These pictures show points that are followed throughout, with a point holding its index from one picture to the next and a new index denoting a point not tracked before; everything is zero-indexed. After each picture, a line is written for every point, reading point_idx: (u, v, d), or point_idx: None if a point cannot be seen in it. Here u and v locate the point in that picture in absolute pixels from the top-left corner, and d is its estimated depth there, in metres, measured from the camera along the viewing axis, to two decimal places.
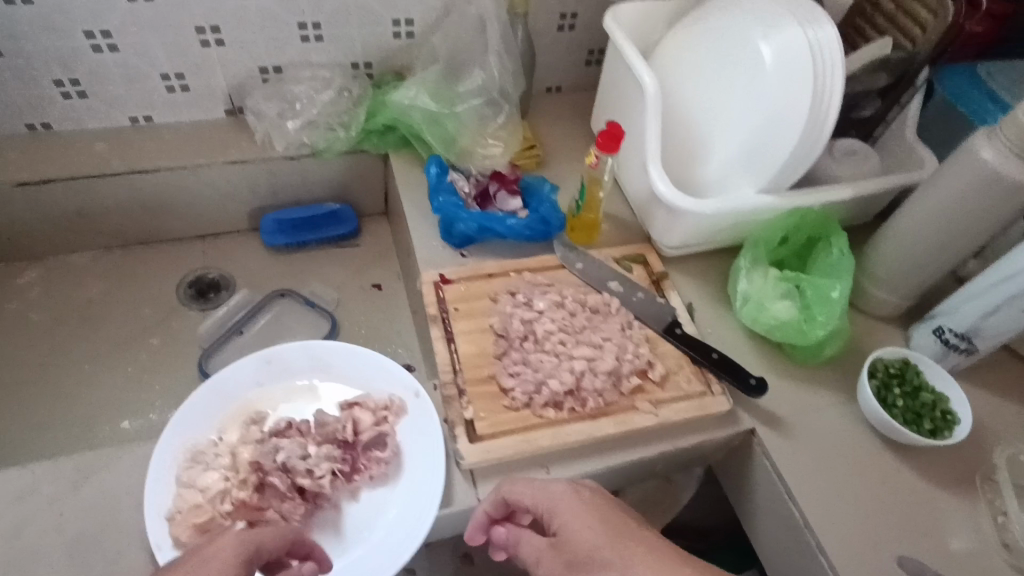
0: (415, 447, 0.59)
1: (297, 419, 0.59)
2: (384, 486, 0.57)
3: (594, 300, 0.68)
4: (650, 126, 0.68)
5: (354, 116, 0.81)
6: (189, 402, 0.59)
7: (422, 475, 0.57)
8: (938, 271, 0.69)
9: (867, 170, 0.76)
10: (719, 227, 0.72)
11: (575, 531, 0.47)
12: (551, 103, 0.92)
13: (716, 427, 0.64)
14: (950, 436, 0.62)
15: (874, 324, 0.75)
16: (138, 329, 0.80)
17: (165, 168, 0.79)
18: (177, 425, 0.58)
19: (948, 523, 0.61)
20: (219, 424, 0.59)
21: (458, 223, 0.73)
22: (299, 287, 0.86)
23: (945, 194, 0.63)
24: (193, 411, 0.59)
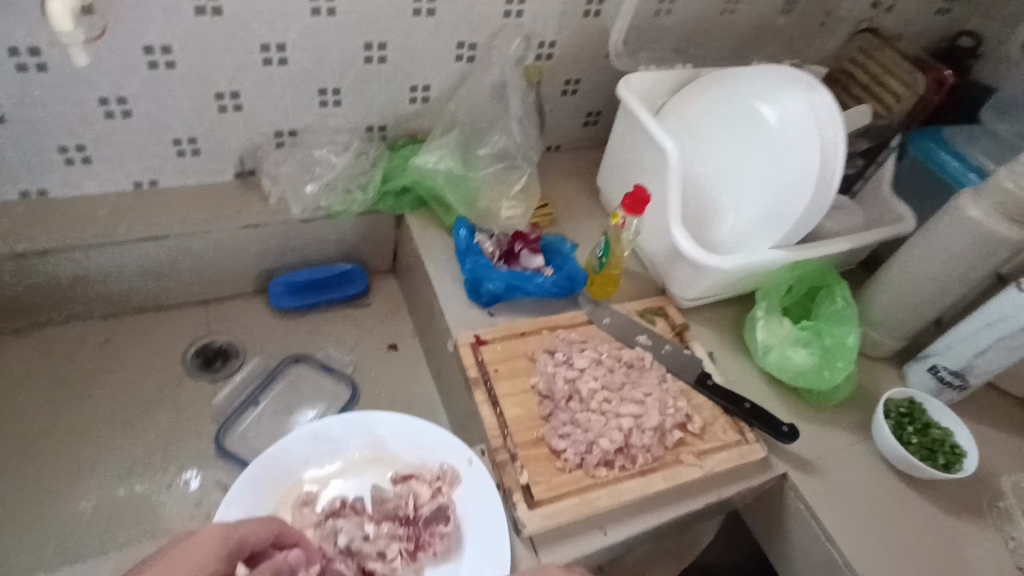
0: (475, 518, 0.58)
1: (351, 496, 0.60)
2: (447, 563, 0.56)
3: (629, 354, 0.70)
4: (673, 189, 0.72)
5: (371, 178, 0.82)
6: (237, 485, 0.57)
7: (484, 549, 0.56)
8: (930, 315, 0.75)
9: (856, 223, 0.82)
10: (735, 281, 0.76)
11: None
12: (556, 161, 0.95)
13: (755, 474, 0.67)
14: (961, 469, 0.67)
15: (873, 365, 0.81)
16: (144, 403, 0.76)
17: (175, 234, 0.76)
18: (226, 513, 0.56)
19: (969, 552, 0.65)
20: (271, 507, 0.58)
21: (487, 282, 0.74)
22: (313, 351, 0.84)
23: (937, 248, 0.70)
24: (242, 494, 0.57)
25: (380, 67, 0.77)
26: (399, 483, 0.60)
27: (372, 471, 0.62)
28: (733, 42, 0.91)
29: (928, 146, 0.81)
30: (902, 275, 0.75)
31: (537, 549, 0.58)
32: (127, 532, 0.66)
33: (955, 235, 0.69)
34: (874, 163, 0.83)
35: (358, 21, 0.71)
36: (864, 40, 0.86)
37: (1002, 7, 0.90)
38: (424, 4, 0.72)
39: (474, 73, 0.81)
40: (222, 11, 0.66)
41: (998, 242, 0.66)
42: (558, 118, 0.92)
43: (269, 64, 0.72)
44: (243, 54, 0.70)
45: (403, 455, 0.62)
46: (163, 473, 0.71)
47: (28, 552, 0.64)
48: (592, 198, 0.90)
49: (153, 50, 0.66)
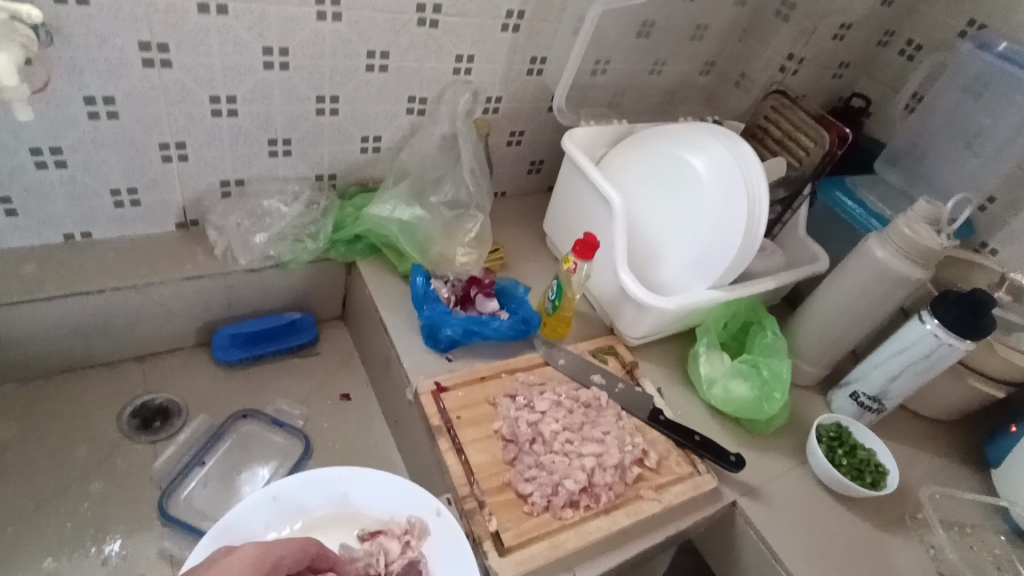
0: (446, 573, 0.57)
1: None
2: None
3: (586, 395, 0.73)
4: (619, 235, 0.76)
5: (321, 227, 0.82)
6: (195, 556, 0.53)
7: None
8: (848, 344, 0.83)
9: (780, 263, 0.90)
10: (677, 320, 0.80)
11: None
12: (502, 207, 0.98)
13: (708, 504, 0.70)
14: (885, 486, 0.74)
15: (802, 392, 0.88)
16: (72, 472, 0.70)
17: (111, 289, 0.72)
18: None
19: (900, 562, 0.70)
20: None
21: (446, 328, 0.75)
22: (261, 405, 0.80)
23: (853, 285, 0.78)
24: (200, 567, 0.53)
25: (331, 119, 0.77)
26: (367, 540, 0.59)
27: (337, 531, 0.60)
28: (660, 99, 1.00)
29: (835, 193, 0.92)
30: (823, 310, 0.82)
31: None
32: None
33: (865, 273, 0.77)
34: (791, 209, 0.91)
35: (311, 75, 0.72)
36: (776, 100, 0.95)
37: (883, 74, 1.04)
38: (377, 61, 0.74)
39: (425, 125, 0.83)
40: (171, 64, 0.65)
41: (902, 279, 0.75)
42: (504, 166, 0.96)
43: (219, 116, 0.71)
44: (192, 106, 0.69)
45: (369, 511, 0.61)
46: (97, 549, 0.65)
47: None
48: (539, 243, 0.94)
49: (95, 101, 0.64)
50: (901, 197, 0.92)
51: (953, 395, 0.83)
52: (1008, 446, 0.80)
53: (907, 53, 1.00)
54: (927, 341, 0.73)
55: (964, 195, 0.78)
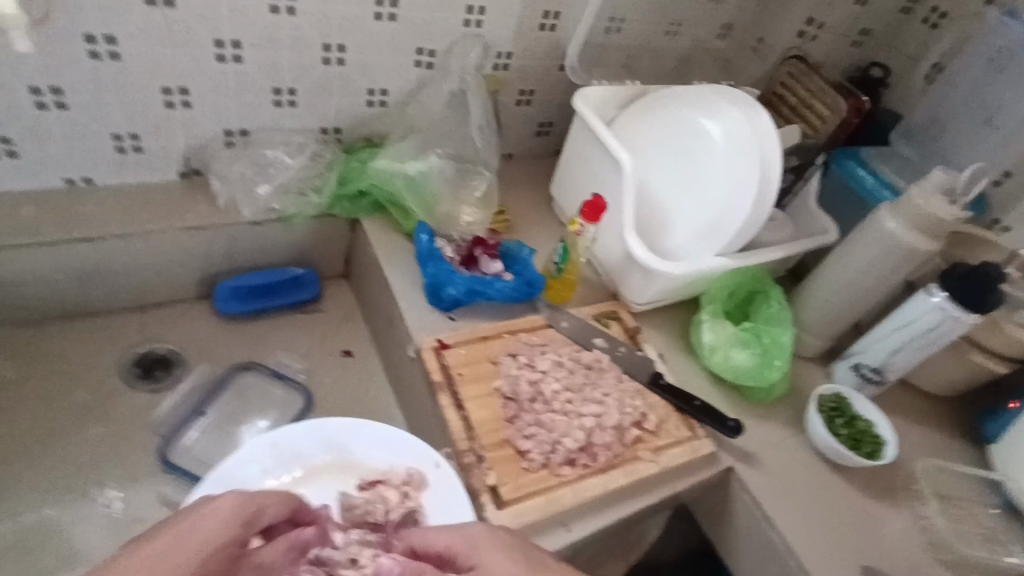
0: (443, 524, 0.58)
1: (317, 505, 0.59)
2: None
3: (587, 357, 0.73)
4: (628, 198, 0.75)
5: (326, 181, 0.81)
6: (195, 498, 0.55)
7: None
8: (853, 317, 0.83)
9: (789, 233, 0.88)
10: (682, 287, 0.79)
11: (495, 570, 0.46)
12: (510, 170, 0.97)
13: (704, 468, 0.71)
14: (882, 457, 0.74)
15: (804, 364, 0.88)
16: (74, 416, 0.71)
17: (113, 236, 0.72)
18: None
19: (891, 531, 0.71)
20: None
21: (449, 287, 0.74)
22: (263, 358, 0.81)
23: (861, 256, 0.78)
24: None
25: (338, 70, 0.76)
26: (366, 489, 0.60)
27: (336, 479, 0.61)
28: (675, 62, 0.97)
29: (849, 163, 0.90)
30: (829, 281, 0.82)
31: None
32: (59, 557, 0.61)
33: (874, 245, 0.76)
34: (802, 178, 0.90)
35: (318, 22, 0.70)
36: (793, 66, 0.93)
37: (906, 44, 1.01)
38: (386, 9, 0.72)
39: (433, 80, 0.82)
40: (174, 4, 0.63)
41: (911, 251, 0.74)
42: (512, 127, 0.94)
43: (223, 61, 0.69)
44: (196, 49, 0.67)
45: (368, 461, 0.62)
46: (98, 491, 0.66)
47: None
48: (546, 206, 0.93)
49: (96, 38, 0.63)
50: (915, 170, 0.90)
51: (955, 371, 0.83)
52: (1007, 423, 0.80)
53: (931, 22, 0.97)
54: (932, 314, 0.73)
55: (982, 167, 0.77)
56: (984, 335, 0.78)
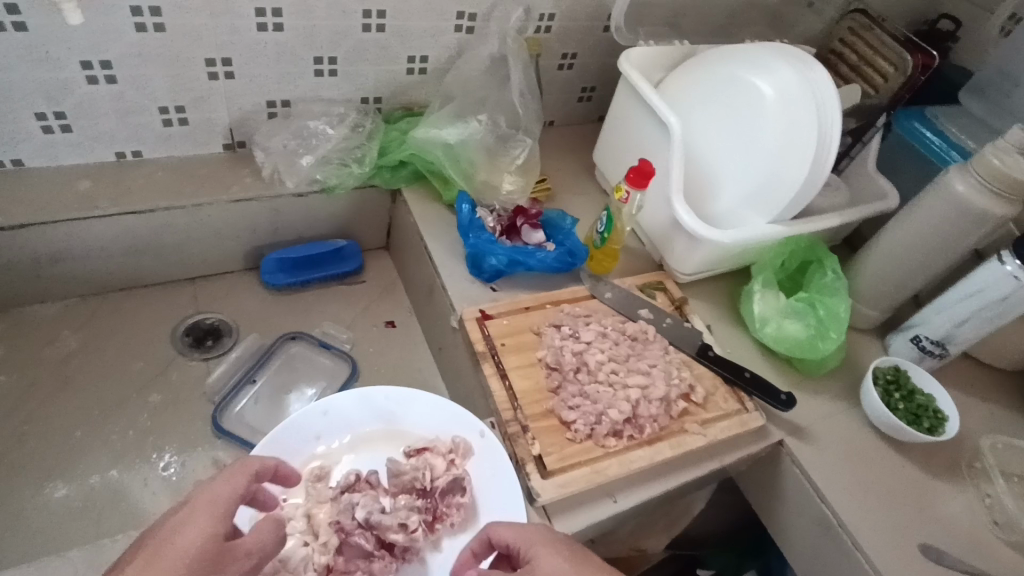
0: (491, 491, 0.59)
1: (365, 471, 0.60)
2: (464, 533, 0.58)
3: (633, 328, 0.72)
4: (676, 163, 0.72)
5: (367, 151, 0.81)
6: None
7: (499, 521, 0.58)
8: (914, 287, 0.79)
9: (844, 199, 0.84)
10: (730, 255, 0.77)
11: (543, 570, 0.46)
12: (550, 138, 0.95)
13: (754, 441, 0.69)
14: (944, 432, 0.71)
15: (858, 336, 0.84)
16: (133, 383, 0.73)
17: (163, 208, 0.73)
18: None
19: (951, 510, 0.68)
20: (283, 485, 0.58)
21: (490, 257, 0.74)
22: (309, 328, 0.82)
23: (926, 222, 0.73)
24: None
25: (377, 37, 0.75)
26: (413, 456, 0.60)
27: (384, 445, 0.62)
28: (723, 20, 0.93)
29: (913, 123, 0.85)
30: (888, 250, 0.78)
31: (551, 518, 0.59)
32: (124, 517, 0.64)
33: (940, 210, 0.72)
34: (861, 141, 0.84)
35: None
36: (855, 21, 0.88)
37: None
38: None
39: (473, 45, 0.80)
40: None
41: (984, 215, 0.69)
42: (553, 93, 0.92)
43: (264, 30, 0.69)
44: (238, 19, 0.67)
45: (414, 430, 0.63)
46: (157, 456, 0.69)
47: (16, 540, 0.61)
48: (588, 174, 0.91)
49: (141, 11, 0.63)
50: (986, 129, 0.84)
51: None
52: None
53: None
54: (1005, 283, 0.68)
55: None
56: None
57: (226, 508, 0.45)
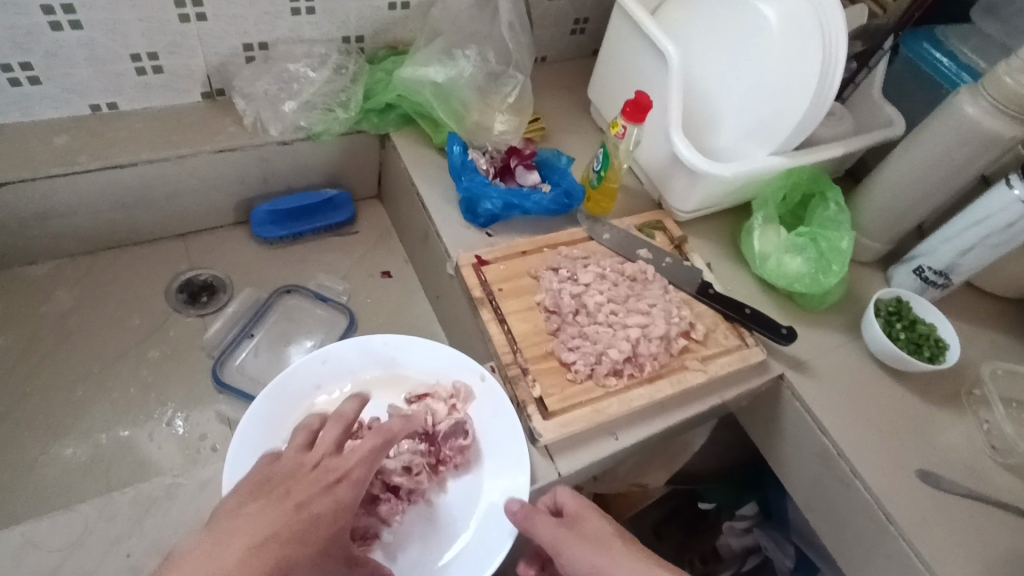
0: (494, 432, 0.60)
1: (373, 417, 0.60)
2: (468, 474, 0.59)
3: (632, 268, 0.70)
4: (674, 95, 0.69)
5: (352, 94, 0.77)
6: (252, 410, 0.57)
7: (500, 464, 0.58)
8: (918, 217, 0.77)
9: (848, 128, 0.81)
10: (732, 189, 0.75)
11: (595, 524, 0.54)
12: (543, 74, 0.91)
13: (755, 376, 0.69)
14: (945, 360, 0.71)
15: (859, 269, 0.83)
16: (131, 341, 0.73)
17: (145, 161, 0.71)
18: (244, 439, 0.56)
19: (949, 435, 0.69)
20: (286, 433, 0.58)
21: (485, 201, 0.72)
22: (304, 281, 0.81)
23: (934, 149, 0.71)
24: (257, 422, 0.57)
25: None
26: (415, 402, 0.60)
27: (385, 392, 0.62)
28: None
29: (922, 45, 0.81)
30: (892, 178, 0.76)
31: (554, 456, 0.60)
32: (132, 472, 0.65)
33: (948, 135, 0.69)
34: (867, 67, 0.81)
35: None
36: None
37: None
38: None
39: None
40: None
41: (994, 138, 0.67)
42: (544, 26, 0.87)
43: None
44: None
45: (415, 376, 0.63)
46: (160, 412, 0.69)
47: (28, 500, 0.62)
48: (583, 112, 0.87)
49: None
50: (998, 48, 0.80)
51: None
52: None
53: None
54: (1012, 209, 0.67)
55: None
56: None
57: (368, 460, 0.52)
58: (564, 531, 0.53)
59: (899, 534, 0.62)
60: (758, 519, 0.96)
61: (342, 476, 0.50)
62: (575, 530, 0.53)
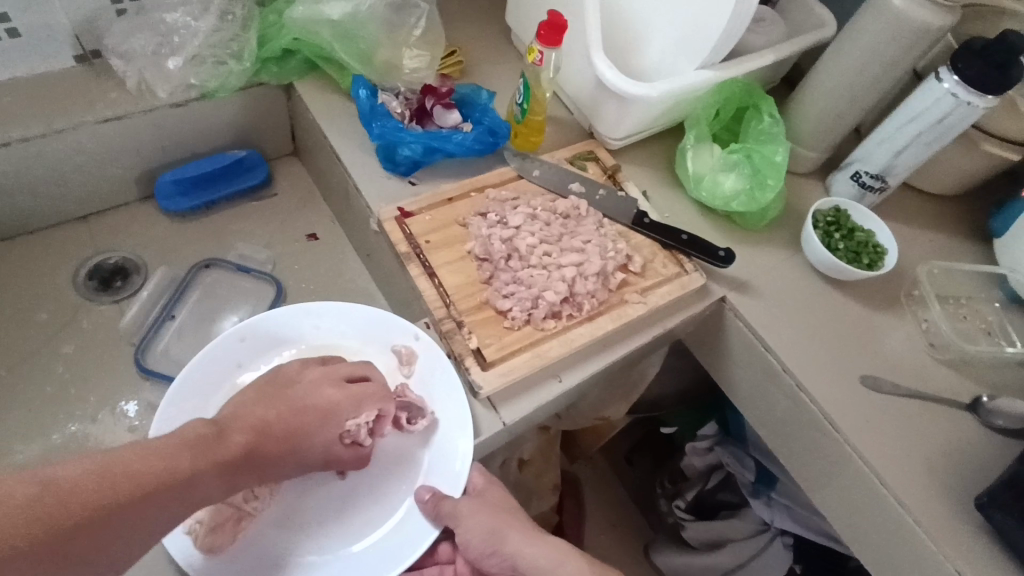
0: (440, 405, 0.58)
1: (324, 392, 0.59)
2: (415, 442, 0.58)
3: (564, 205, 0.67)
4: (590, 13, 0.64)
5: (244, 43, 0.70)
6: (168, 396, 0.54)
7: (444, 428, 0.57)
8: (852, 121, 0.75)
9: (779, 34, 0.77)
10: (663, 111, 0.71)
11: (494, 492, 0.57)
12: (456, 2, 0.84)
13: (697, 302, 0.68)
14: (883, 265, 0.70)
15: (799, 181, 0.82)
16: (42, 337, 0.68)
17: (19, 139, 0.63)
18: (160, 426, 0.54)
19: (890, 338, 0.70)
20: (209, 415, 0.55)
21: (403, 147, 0.67)
22: (225, 253, 0.76)
23: (865, 47, 0.68)
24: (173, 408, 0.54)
25: None
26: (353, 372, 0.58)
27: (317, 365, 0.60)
28: None
29: None
30: (825, 82, 0.73)
31: (496, 407, 0.58)
32: None
33: (877, 30, 0.66)
34: None
35: None
36: None
37: None
38: None
39: None
40: None
41: (922, 29, 0.64)
42: None
43: None
44: None
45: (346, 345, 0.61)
46: (82, 408, 0.64)
47: None
48: (502, 41, 0.81)
49: None
50: None
51: (962, 166, 0.76)
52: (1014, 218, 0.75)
53: None
54: (943, 102, 0.65)
55: None
56: (998, 118, 0.70)
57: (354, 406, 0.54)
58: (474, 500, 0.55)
59: (844, 440, 0.63)
60: (719, 437, 0.95)
61: (329, 407, 0.53)
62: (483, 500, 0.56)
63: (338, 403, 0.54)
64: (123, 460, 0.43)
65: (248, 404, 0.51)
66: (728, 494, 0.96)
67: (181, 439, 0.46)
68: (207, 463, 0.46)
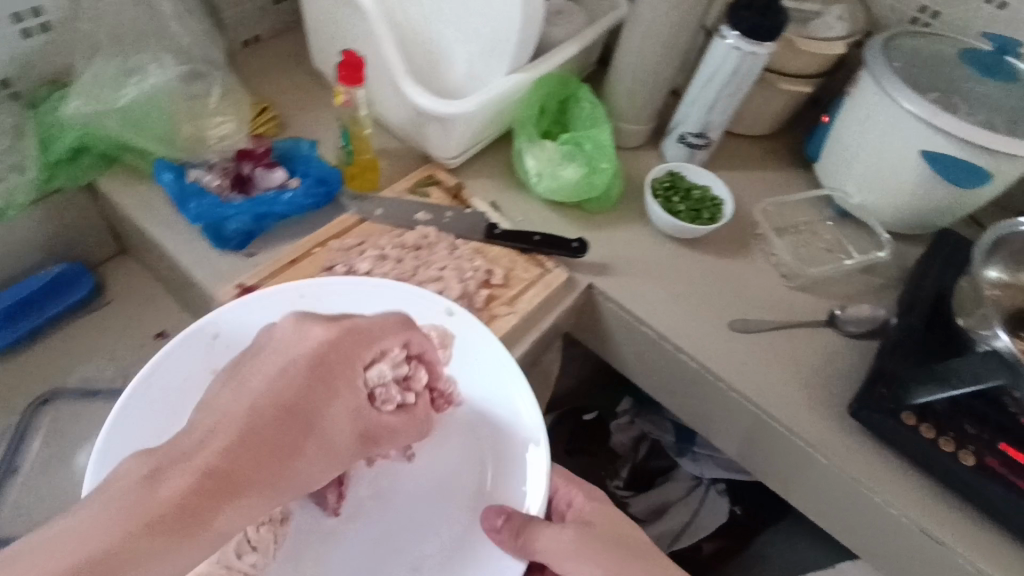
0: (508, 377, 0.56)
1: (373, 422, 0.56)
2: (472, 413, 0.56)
3: (411, 238, 0.66)
4: (387, 47, 0.64)
5: (23, 151, 0.64)
6: (124, 399, 0.50)
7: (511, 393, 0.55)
8: (664, 88, 0.79)
9: (580, 22, 0.80)
10: (487, 121, 0.72)
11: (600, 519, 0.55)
12: (257, 57, 0.81)
13: (566, 297, 0.69)
14: (723, 216, 0.75)
15: (636, 154, 0.85)
16: None
17: None
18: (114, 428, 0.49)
19: (747, 279, 0.75)
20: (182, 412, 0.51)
21: (228, 222, 0.63)
22: (65, 380, 0.68)
23: (653, 20, 0.72)
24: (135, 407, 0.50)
25: None
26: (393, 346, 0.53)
27: None
28: None
29: None
30: (628, 58, 0.77)
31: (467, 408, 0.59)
32: None
33: (658, 3, 0.71)
34: None
35: None
36: None
37: None
38: None
39: None
40: None
41: None
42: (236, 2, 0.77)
43: None
44: None
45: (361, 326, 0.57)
46: None
47: None
48: (315, 86, 0.79)
49: None
50: None
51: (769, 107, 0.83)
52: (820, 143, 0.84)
53: None
54: (730, 58, 0.70)
55: None
56: (786, 59, 0.77)
57: (361, 335, 0.48)
58: (580, 538, 0.52)
59: (729, 387, 0.66)
60: (635, 410, 1.01)
61: (313, 350, 0.45)
62: (592, 529, 0.54)
63: (326, 343, 0.45)
64: (67, 532, 0.35)
65: (223, 397, 0.42)
66: (659, 461, 1.00)
67: (146, 469, 0.38)
68: (195, 471, 0.38)
